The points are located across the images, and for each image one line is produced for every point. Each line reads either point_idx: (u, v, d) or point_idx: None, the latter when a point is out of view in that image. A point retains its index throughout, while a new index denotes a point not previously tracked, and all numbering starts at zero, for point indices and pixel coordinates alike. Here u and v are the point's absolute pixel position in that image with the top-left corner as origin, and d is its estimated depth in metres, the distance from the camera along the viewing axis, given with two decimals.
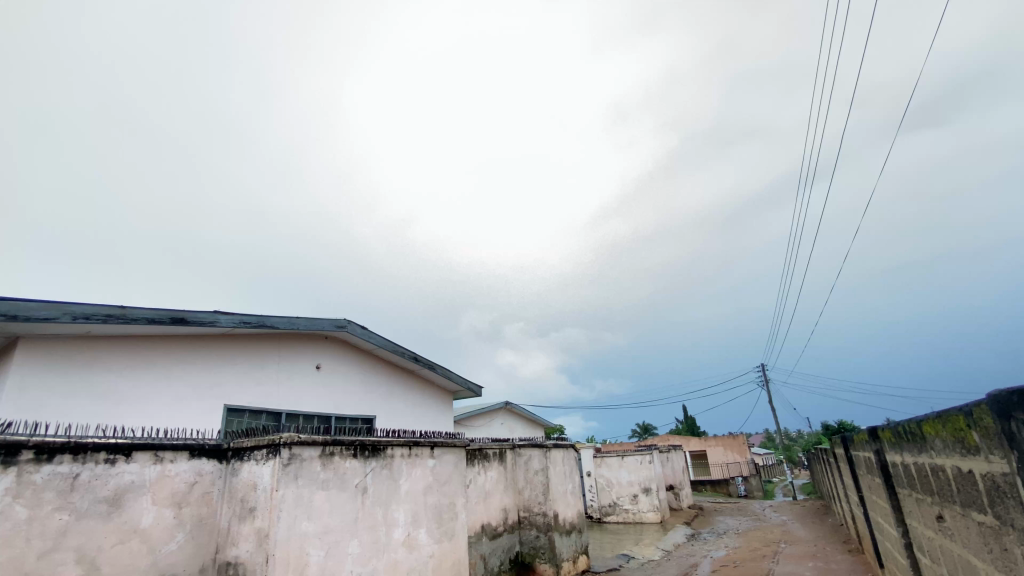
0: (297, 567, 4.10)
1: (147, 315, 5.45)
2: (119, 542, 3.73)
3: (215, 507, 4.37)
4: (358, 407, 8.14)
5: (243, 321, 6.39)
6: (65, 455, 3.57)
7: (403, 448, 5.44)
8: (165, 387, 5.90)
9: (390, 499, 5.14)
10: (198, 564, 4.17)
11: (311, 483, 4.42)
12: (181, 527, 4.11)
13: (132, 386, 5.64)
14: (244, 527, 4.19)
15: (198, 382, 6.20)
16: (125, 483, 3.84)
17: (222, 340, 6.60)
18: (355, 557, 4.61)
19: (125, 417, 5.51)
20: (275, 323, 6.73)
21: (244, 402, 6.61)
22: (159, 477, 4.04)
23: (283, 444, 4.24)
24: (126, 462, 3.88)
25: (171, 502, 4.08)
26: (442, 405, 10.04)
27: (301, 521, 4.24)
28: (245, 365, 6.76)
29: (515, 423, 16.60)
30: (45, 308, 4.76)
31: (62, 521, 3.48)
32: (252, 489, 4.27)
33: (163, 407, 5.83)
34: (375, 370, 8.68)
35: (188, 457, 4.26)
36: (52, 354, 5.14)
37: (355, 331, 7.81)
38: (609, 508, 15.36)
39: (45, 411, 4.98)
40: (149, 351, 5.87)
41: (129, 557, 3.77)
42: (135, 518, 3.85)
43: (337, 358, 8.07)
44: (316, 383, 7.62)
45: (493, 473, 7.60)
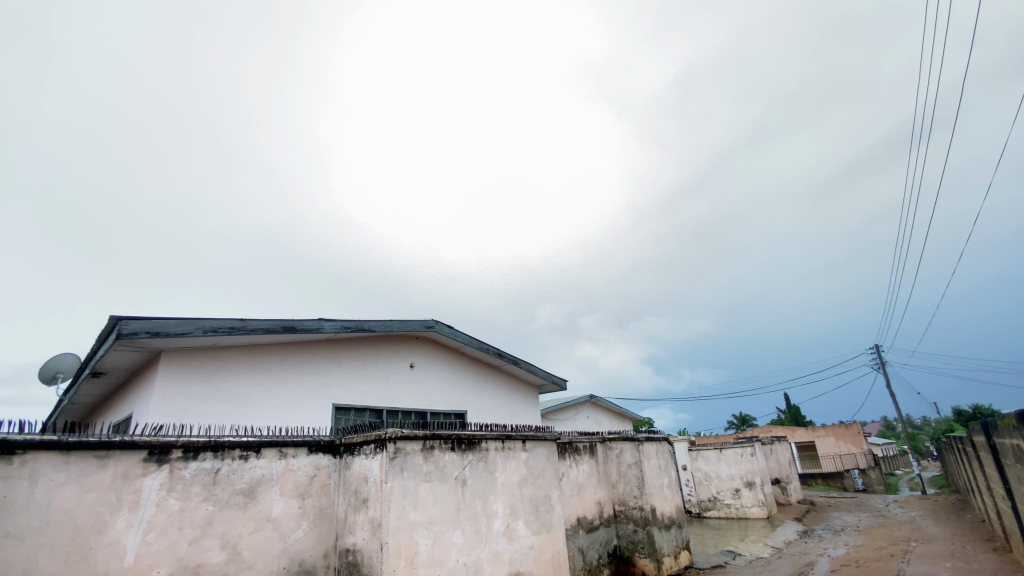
0: (408, 554, 4.34)
1: (262, 325, 6.02)
2: (254, 529, 4.16)
3: (332, 499, 4.73)
4: (451, 404, 8.45)
5: (344, 326, 6.86)
6: (207, 453, 4.04)
7: (496, 441, 5.56)
8: (282, 390, 6.48)
9: (488, 491, 5.27)
10: (322, 550, 4.55)
11: (415, 475, 4.65)
12: (305, 516, 4.50)
13: (255, 390, 6.26)
14: (359, 517, 4.50)
15: (308, 384, 6.75)
16: (257, 477, 4.28)
17: (326, 345, 7.13)
18: (459, 547, 4.80)
19: (251, 419, 6.14)
20: (371, 327, 7.15)
21: (349, 401, 7.10)
22: (284, 471, 4.45)
23: (388, 439, 4.52)
24: (256, 458, 4.31)
25: (296, 493, 4.48)
26: (531, 400, 10.13)
27: (409, 511, 4.48)
28: (348, 367, 7.26)
29: (602, 416, 16.39)
30: (181, 325, 5.42)
31: (208, 511, 3.94)
32: (363, 481, 4.57)
33: (282, 409, 6.41)
34: (464, 367, 8.95)
35: (307, 452, 4.66)
36: (189, 365, 5.84)
37: (443, 330, 8.09)
38: (709, 503, 14.73)
39: (188, 414, 5.68)
40: (265, 358, 6.48)
41: (263, 543, 4.19)
42: (266, 507, 4.27)
43: (428, 358, 8.41)
44: (411, 381, 8.01)
45: (586, 466, 7.55)
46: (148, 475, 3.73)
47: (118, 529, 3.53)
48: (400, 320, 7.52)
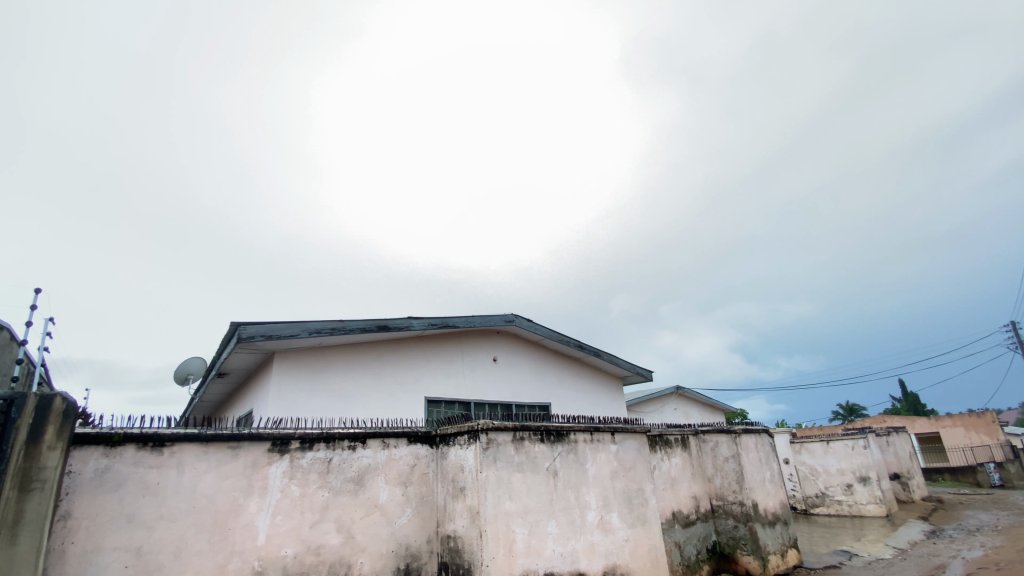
0: (505, 542, 4.46)
1: (358, 325, 6.43)
2: (365, 514, 4.47)
3: (432, 487, 4.96)
4: (536, 397, 8.53)
5: (430, 323, 7.14)
6: (321, 443, 4.40)
7: (585, 433, 5.53)
8: (379, 385, 6.89)
9: (579, 482, 5.27)
10: (425, 535, 4.78)
11: (509, 466, 4.76)
12: (408, 503, 4.75)
13: (355, 386, 6.70)
14: (457, 505, 4.68)
15: (401, 378, 7.11)
16: (364, 466, 4.59)
17: (415, 342, 7.46)
18: (555, 537, 4.84)
19: (353, 412, 6.59)
20: (455, 323, 7.38)
21: (439, 394, 7.40)
22: (387, 461, 4.74)
23: (481, 430, 4.66)
24: (362, 448, 4.63)
25: (399, 481, 4.75)
26: (615, 392, 9.96)
27: (504, 500, 4.60)
28: (436, 363, 7.56)
29: (690, 408, 15.75)
30: (290, 328, 5.93)
31: (324, 497, 4.29)
32: (460, 471, 4.74)
33: (380, 402, 6.82)
34: (546, 360, 8.99)
35: (407, 443, 4.91)
36: (298, 364, 6.38)
37: (523, 324, 8.17)
38: (817, 499, 13.69)
39: (300, 408, 6.21)
40: (362, 356, 6.91)
41: (373, 527, 4.48)
42: (374, 494, 4.57)
43: (510, 352, 8.55)
44: (496, 375, 8.18)
45: (679, 459, 7.30)
46: (273, 464, 4.13)
47: (250, 512, 3.93)
48: (482, 316, 7.68)
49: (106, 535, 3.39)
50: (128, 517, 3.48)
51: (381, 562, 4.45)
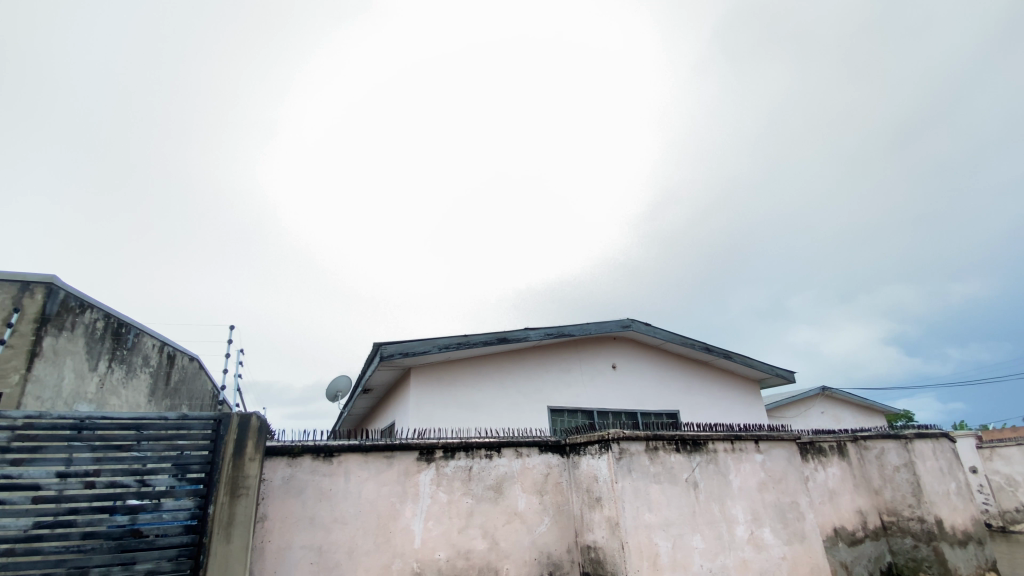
0: (650, 555, 4.34)
1: (481, 338, 6.71)
2: (506, 521, 4.63)
3: (567, 496, 4.98)
4: (662, 404, 8.21)
5: (547, 333, 7.19)
6: (461, 452, 4.66)
7: (725, 442, 5.18)
8: (505, 396, 7.12)
9: (724, 495, 4.95)
10: (566, 544, 4.82)
11: (645, 476, 4.63)
12: (546, 512, 4.82)
13: (484, 397, 7.00)
14: (595, 515, 4.64)
15: (525, 388, 7.28)
16: (502, 474, 4.76)
17: (534, 352, 7.59)
18: (702, 551, 4.61)
19: (484, 422, 6.87)
20: (572, 331, 7.36)
21: (562, 403, 7.44)
22: (522, 470, 4.86)
23: (612, 440, 4.61)
24: (498, 457, 4.80)
25: (535, 490, 4.85)
26: (751, 395, 9.21)
27: (644, 512, 4.48)
28: (556, 372, 7.61)
29: (840, 411, 14.03)
30: (421, 345, 6.38)
31: (468, 503, 4.53)
32: (594, 481, 4.71)
33: (508, 412, 7.04)
34: (669, 365, 8.61)
35: (539, 452, 5.00)
36: (431, 378, 6.82)
37: (641, 328, 7.92)
38: (1017, 515, 11.32)
39: (437, 419, 6.63)
40: (486, 368, 7.20)
41: (515, 534, 4.63)
42: (513, 502, 4.71)
43: (630, 357, 8.33)
44: (617, 382, 8.02)
45: (837, 469, 6.54)
46: (422, 471, 4.46)
47: (407, 516, 4.28)
48: (598, 322, 7.59)
49: (294, 534, 3.91)
50: (309, 519, 3.98)
51: (526, 569, 4.57)
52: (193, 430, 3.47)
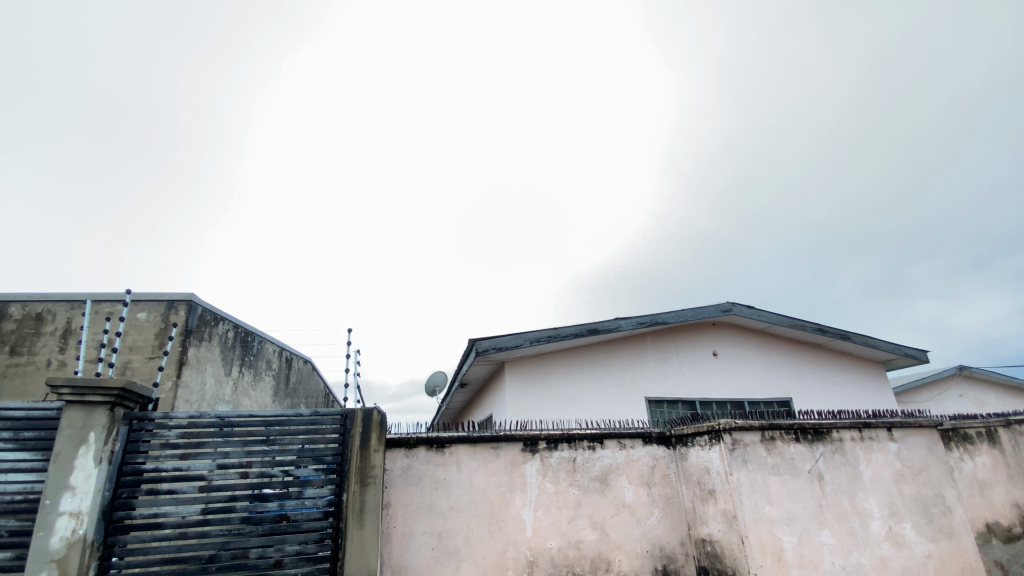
0: (774, 551, 4.12)
1: (572, 330, 6.67)
2: (615, 513, 4.59)
3: (676, 488, 4.82)
4: (770, 391, 7.70)
5: (641, 321, 6.99)
6: (564, 444, 4.67)
7: (852, 431, 4.74)
8: (601, 387, 7.04)
9: (855, 487, 4.54)
10: (678, 537, 4.68)
11: (763, 468, 4.38)
12: (655, 504, 4.72)
13: (579, 389, 6.97)
14: (709, 508, 4.46)
15: (620, 379, 7.15)
16: (607, 466, 4.71)
17: (627, 341, 7.41)
18: (832, 548, 4.29)
19: (581, 413, 6.85)
20: (667, 318, 7.10)
21: (661, 393, 7.22)
22: (627, 461, 4.78)
23: (724, 430, 4.40)
24: (601, 448, 4.76)
25: (642, 482, 4.75)
26: (875, 379, 8.35)
27: (763, 505, 4.26)
28: (652, 361, 7.39)
29: (985, 393, 12.32)
30: (514, 339, 6.47)
31: (575, 494, 4.54)
32: (705, 473, 4.53)
33: (605, 404, 6.96)
34: (776, 349, 8.04)
35: (643, 443, 4.87)
36: (525, 371, 6.91)
37: (743, 312, 7.47)
38: None
39: (534, 411, 6.71)
40: (579, 359, 7.14)
41: (626, 526, 4.58)
42: (621, 493, 4.66)
43: (732, 343, 7.88)
44: (719, 369, 7.64)
45: (988, 458, 5.75)
46: (528, 462, 4.54)
47: (517, 505, 4.39)
48: (695, 308, 7.26)
49: (415, 521, 4.15)
50: (428, 507, 4.22)
51: (639, 561, 4.51)
52: (324, 425, 3.81)
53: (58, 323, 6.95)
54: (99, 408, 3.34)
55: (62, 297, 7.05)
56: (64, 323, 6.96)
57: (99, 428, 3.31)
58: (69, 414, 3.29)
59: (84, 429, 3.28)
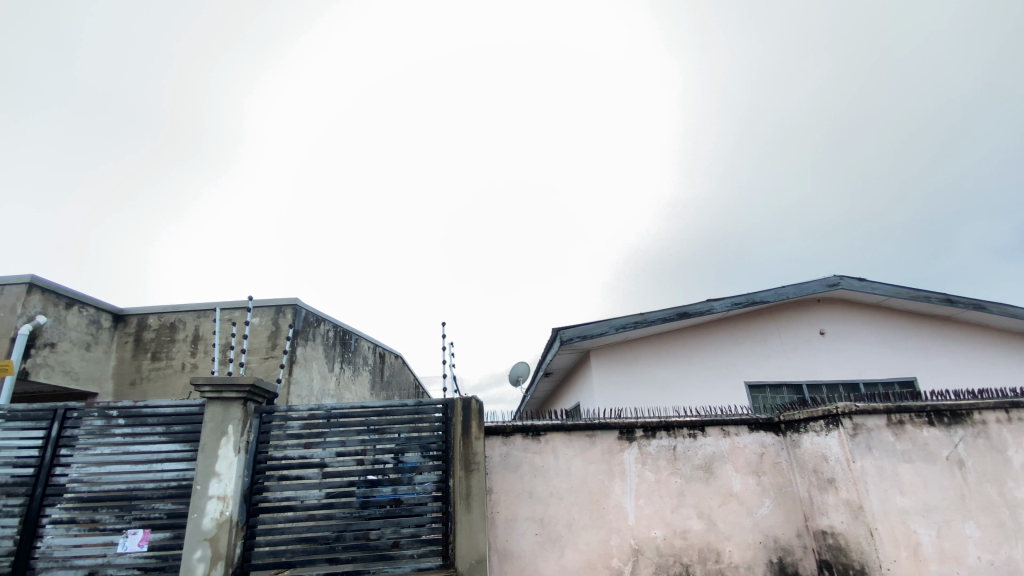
0: (908, 545, 3.75)
1: (661, 314, 6.43)
2: (722, 502, 4.39)
3: (789, 477, 4.51)
4: (888, 372, 7.00)
5: (735, 301, 6.59)
6: (663, 432, 4.53)
7: (999, 412, 4.17)
8: (694, 373, 6.75)
9: (1004, 475, 4.01)
10: (794, 529, 4.39)
11: (890, 455, 3.99)
12: (766, 493, 4.46)
13: (670, 375, 6.73)
14: (828, 498, 4.14)
15: (715, 363, 6.82)
16: (710, 454, 4.51)
17: (720, 323, 7.03)
18: (978, 542, 3.82)
19: (674, 400, 6.62)
20: (764, 297, 6.64)
21: (761, 377, 6.80)
22: (732, 449, 4.54)
23: (843, 414, 4.08)
24: (703, 436, 4.56)
25: (750, 470, 4.50)
26: (1018, 353, 7.31)
27: (893, 495, 3.89)
28: (749, 344, 6.96)
29: None
30: (599, 327, 6.35)
31: (678, 483, 4.40)
32: (823, 460, 4.20)
33: (699, 390, 6.68)
34: (892, 324, 7.28)
35: (749, 430, 4.61)
36: (612, 359, 6.78)
37: (853, 285, 6.82)
38: None
39: (624, 399, 6.58)
40: (669, 345, 6.88)
41: (734, 516, 4.37)
42: (727, 483, 4.45)
43: (839, 320, 7.24)
44: (826, 350, 7.05)
45: None
46: (626, 450, 4.46)
47: (617, 493, 4.33)
48: (797, 284, 6.74)
49: (518, 508, 4.23)
50: (529, 494, 4.27)
51: (751, 553, 4.30)
52: (428, 414, 3.98)
53: (188, 330, 7.83)
54: (234, 403, 3.72)
55: (190, 307, 7.93)
56: (193, 330, 7.83)
57: (235, 421, 3.68)
58: (210, 409, 3.69)
59: (224, 422, 3.66)
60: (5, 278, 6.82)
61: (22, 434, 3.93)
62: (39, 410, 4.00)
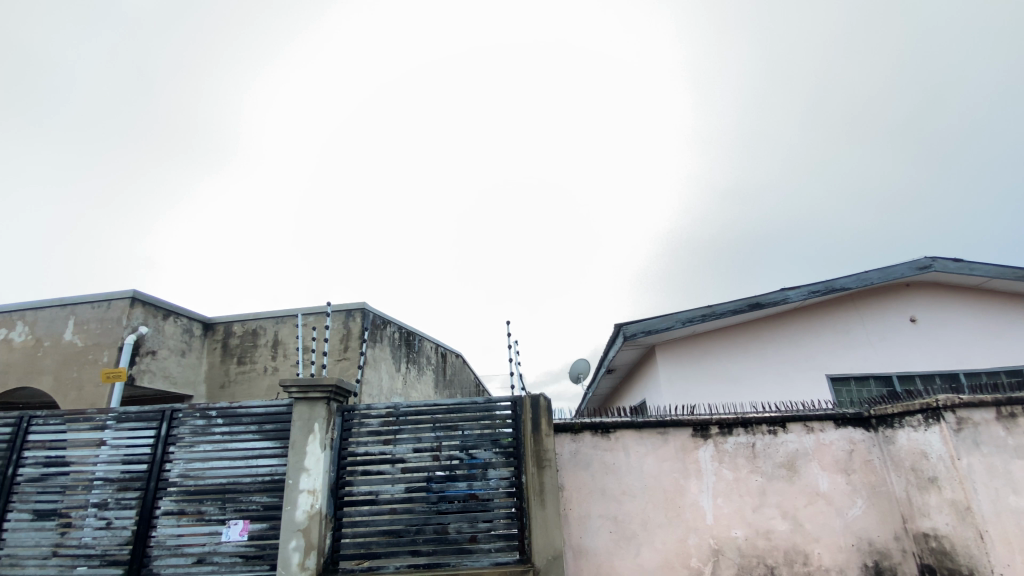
0: None
1: (731, 306, 6.17)
2: (808, 502, 4.16)
3: (883, 476, 4.20)
4: (991, 361, 6.37)
5: (812, 290, 6.22)
6: (740, 428, 4.36)
7: None
8: (769, 366, 6.44)
9: None
10: (890, 531, 4.09)
11: (1002, 451, 3.63)
12: (857, 493, 4.18)
13: (742, 369, 6.45)
14: (929, 498, 3.83)
15: (792, 356, 6.47)
16: (793, 451, 4.29)
17: (795, 313, 6.66)
18: None
19: (748, 395, 6.35)
20: (844, 284, 6.23)
21: (844, 370, 6.38)
22: (817, 446, 4.30)
23: (944, 407, 3.76)
24: (784, 432, 4.35)
25: (839, 469, 4.24)
26: None
27: (1006, 495, 3.54)
28: (830, 335, 6.55)
29: None
30: (665, 321, 6.19)
31: (759, 482, 4.22)
32: (922, 458, 3.89)
33: (775, 384, 6.37)
34: (995, 308, 6.61)
35: (835, 426, 4.34)
36: (679, 354, 6.59)
37: (947, 267, 6.26)
38: None
39: (694, 395, 6.38)
40: (740, 338, 6.60)
41: (822, 517, 4.13)
42: (813, 481, 4.21)
43: (932, 306, 6.66)
44: (919, 339, 6.51)
45: None
46: (701, 448, 4.33)
47: (694, 492, 4.21)
48: (882, 268, 6.27)
49: (591, 505, 4.20)
50: (601, 491, 4.24)
51: (843, 555, 4.05)
52: (498, 411, 4.04)
53: (268, 335, 8.37)
54: (319, 402, 3.94)
55: (269, 314, 8.48)
56: (272, 335, 8.37)
57: (320, 419, 3.90)
58: (298, 409, 3.93)
59: (311, 420, 3.89)
60: (112, 293, 7.58)
61: (136, 434, 4.35)
62: (149, 412, 4.41)
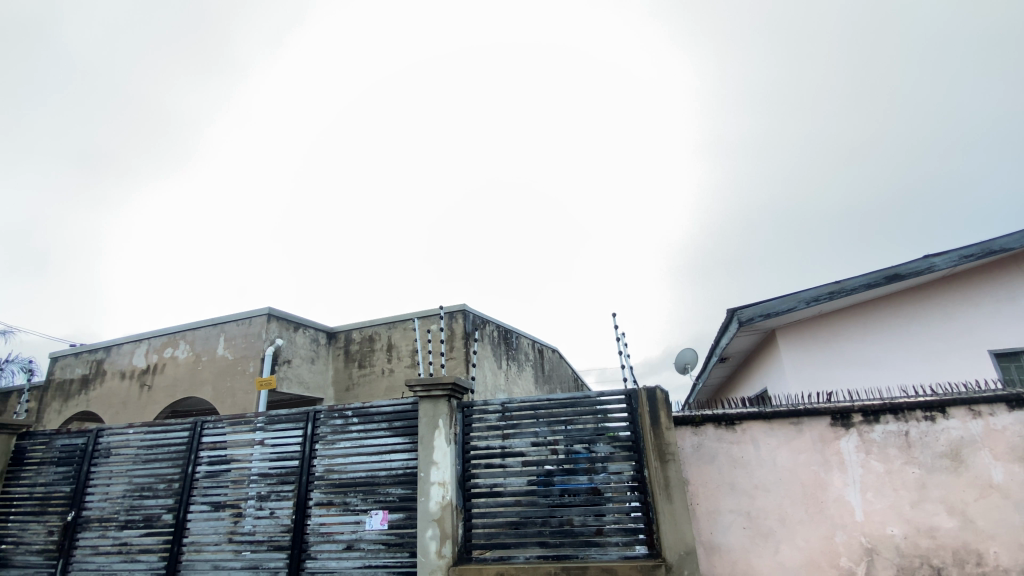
0: None
1: (862, 281, 5.55)
2: (980, 496, 3.63)
3: None
4: None
5: (964, 254, 5.40)
6: (888, 415, 3.91)
7: None
8: (914, 345, 5.71)
9: None
10: None
11: None
12: None
13: (881, 349, 5.79)
14: None
15: (943, 332, 5.68)
16: (956, 439, 3.76)
17: (943, 283, 5.83)
18: None
19: (890, 379, 5.68)
20: (1006, 244, 5.33)
21: (1012, 344, 5.47)
22: (988, 432, 3.73)
23: None
24: (944, 418, 3.82)
25: (1017, 458, 3.65)
26: None
27: None
28: (990, 304, 5.64)
29: None
30: (785, 302, 5.73)
31: (916, 474, 3.76)
32: None
33: (923, 365, 5.64)
34: None
35: (1009, 409, 3.74)
36: (804, 337, 6.11)
37: None
38: None
39: (825, 381, 5.88)
40: (877, 316, 5.92)
41: (998, 512, 3.58)
42: (984, 472, 3.66)
43: None
44: None
45: None
46: (842, 438, 3.95)
47: (838, 486, 3.85)
48: None
49: (720, 500, 4.02)
50: (731, 485, 4.03)
51: None
52: (611, 404, 4.00)
53: (383, 340, 9.02)
54: (442, 400, 4.17)
55: (382, 320, 9.12)
56: (386, 340, 9.00)
57: (444, 415, 4.13)
58: (423, 406, 4.19)
59: (436, 417, 4.13)
60: (252, 311, 8.61)
61: (286, 433, 4.91)
62: (295, 414, 4.95)
